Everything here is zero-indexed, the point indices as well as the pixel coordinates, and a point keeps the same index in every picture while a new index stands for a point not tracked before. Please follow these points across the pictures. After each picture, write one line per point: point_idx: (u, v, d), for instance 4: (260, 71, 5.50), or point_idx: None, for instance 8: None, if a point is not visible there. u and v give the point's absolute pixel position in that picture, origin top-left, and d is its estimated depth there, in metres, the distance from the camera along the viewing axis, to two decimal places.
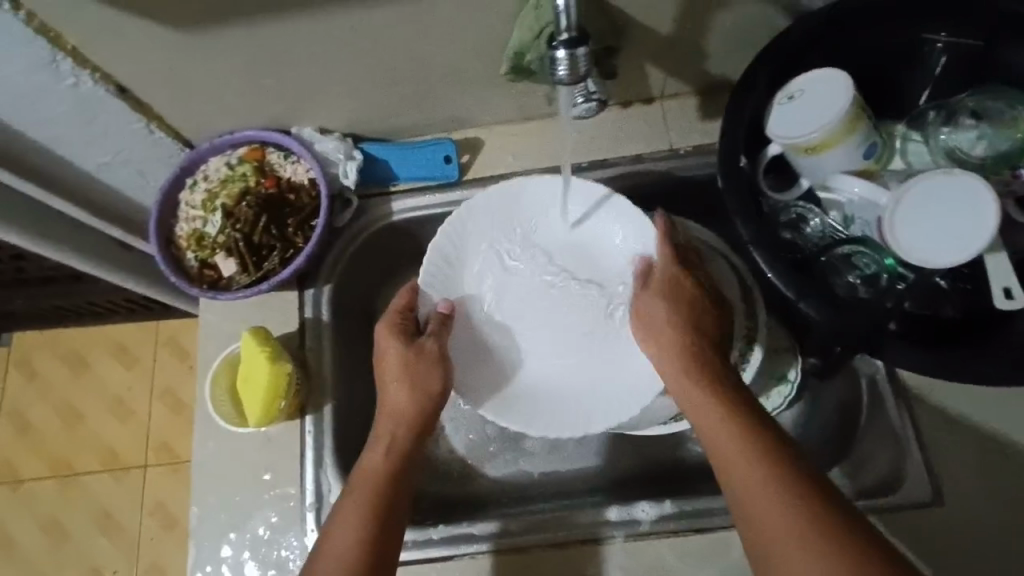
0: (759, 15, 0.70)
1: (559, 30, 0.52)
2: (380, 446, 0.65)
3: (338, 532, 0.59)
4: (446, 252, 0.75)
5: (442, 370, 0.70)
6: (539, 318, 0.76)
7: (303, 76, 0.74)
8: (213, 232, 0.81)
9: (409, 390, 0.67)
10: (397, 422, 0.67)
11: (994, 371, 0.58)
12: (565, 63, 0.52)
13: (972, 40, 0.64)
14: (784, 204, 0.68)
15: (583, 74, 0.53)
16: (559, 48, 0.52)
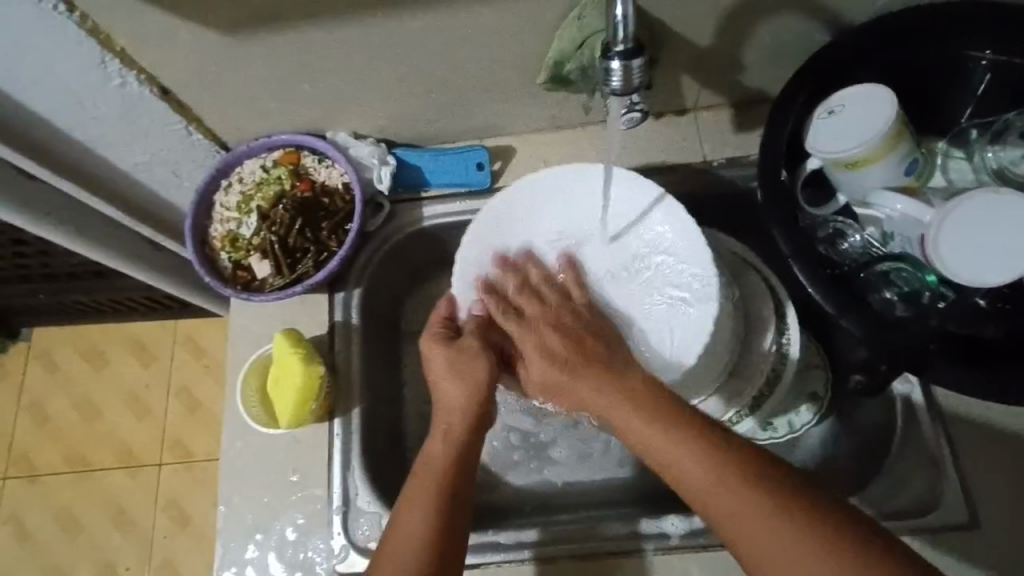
0: (799, 30, 0.70)
1: (615, 41, 0.52)
2: (437, 437, 0.66)
3: (406, 522, 0.60)
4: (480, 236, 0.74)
5: (485, 362, 0.68)
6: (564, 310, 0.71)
7: (342, 81, 0.75)
8: (248, 234, 0.82)
9: (463, 386, 0.67)
10: (450, 413, 0.66)
11: None
12: (619, 75, 0.53)
13: (1017, 60, 0.63)
14: (822, 218, 0.68)
15: (637, 86, 0.54)
16: (613, 59, 0.52)
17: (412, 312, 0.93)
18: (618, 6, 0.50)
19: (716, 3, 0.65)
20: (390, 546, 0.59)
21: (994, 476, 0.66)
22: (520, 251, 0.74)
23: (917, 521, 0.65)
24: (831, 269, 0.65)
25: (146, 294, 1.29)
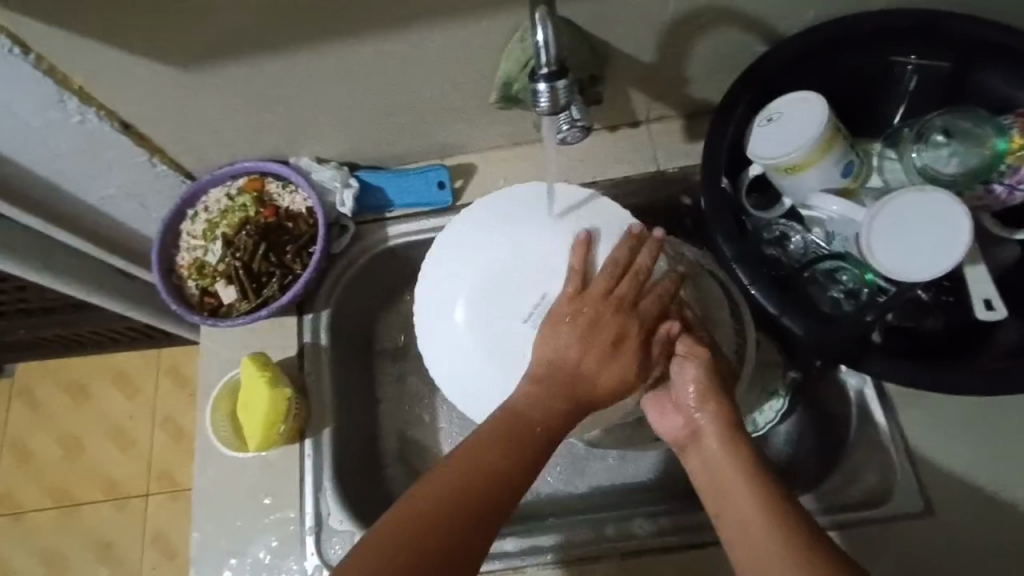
0: (736, 42, 0.73)
1: (539, 64, 0.55)
2: (529, 393, 0.61)
3: (467, 459, 0.58)
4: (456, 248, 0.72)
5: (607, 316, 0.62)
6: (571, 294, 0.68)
7: (299, 109, 0.77)
8: (214, 261, 0.83)
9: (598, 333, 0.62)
10: (555, 368, 0.61)
11: (970, 384, 0.61)
12: (546, 95, 0.55)
13: (940, 62, 0.68)
14: (767, 222, 0.70)
15: (564, 105, 0.56)
16: (540, 81, 0.55)
17: (385, 329, 0.95)
18: (538, 32, 0.54)
19: (653, 21, 0.68)
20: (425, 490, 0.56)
21: (946, 465, 0.68)
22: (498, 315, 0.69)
23: (874, 513, 0.66)
24: (776, 270, 0.68)
25: (123, 324, 1.30)
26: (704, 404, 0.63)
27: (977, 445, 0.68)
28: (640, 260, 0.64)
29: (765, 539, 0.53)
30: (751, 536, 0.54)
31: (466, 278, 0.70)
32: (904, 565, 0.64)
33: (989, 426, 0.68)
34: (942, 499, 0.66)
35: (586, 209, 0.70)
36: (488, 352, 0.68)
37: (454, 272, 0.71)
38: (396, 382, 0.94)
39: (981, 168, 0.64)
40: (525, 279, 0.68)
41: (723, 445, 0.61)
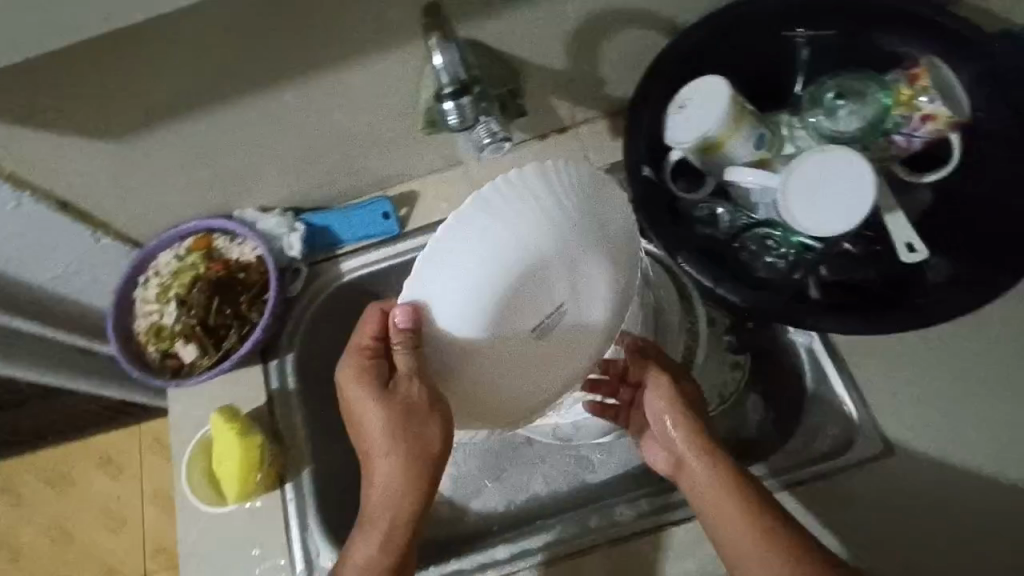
0: (640, 39, 0.77)
1: (443, 86, 0.61)
2: (374, 532, 0.61)
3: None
4: (460, 246, 0.51)
5: (431, 423, 0.57)
6: (577, 300, 0.58)
7: (234, 163, 0.79)
8: (170, 322, 0.83)
9: (404, 448, 0.59)
10: (396, 502, 0.61)
11: (901, 324, 0.65)
12: (453, 113, 0.62)
13: (829, 31, 0.72)
14: (697, 201, 0.73)
15: (470, 119, 0.63)
16: (446, 101, 0.62)
17: None
18: (438, 56, 0.59)
19: (557, 32, 0.72)
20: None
21: (901, 404, 0.70)
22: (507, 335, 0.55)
23: (836, 462, 0.69)
24: (709, 244, 0.70)
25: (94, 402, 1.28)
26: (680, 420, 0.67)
27: (925, 381, 0.71)
28: (547, 306, 0.56)
29: (752, 549, 0.58)
30: (739, 547, 0.58)
31: (475, 287, 0.52)
32: (874, 507, 0.67)
33: (932, 362, 0.72)
34: (902, 438, 0.69)
35: (587, 194, 0.55)
36: (490, 371, 0.56)
37: (471, 257, 0.51)
38: None
39: (879, 121, 0.71)
40: (537, 287, 0.55)
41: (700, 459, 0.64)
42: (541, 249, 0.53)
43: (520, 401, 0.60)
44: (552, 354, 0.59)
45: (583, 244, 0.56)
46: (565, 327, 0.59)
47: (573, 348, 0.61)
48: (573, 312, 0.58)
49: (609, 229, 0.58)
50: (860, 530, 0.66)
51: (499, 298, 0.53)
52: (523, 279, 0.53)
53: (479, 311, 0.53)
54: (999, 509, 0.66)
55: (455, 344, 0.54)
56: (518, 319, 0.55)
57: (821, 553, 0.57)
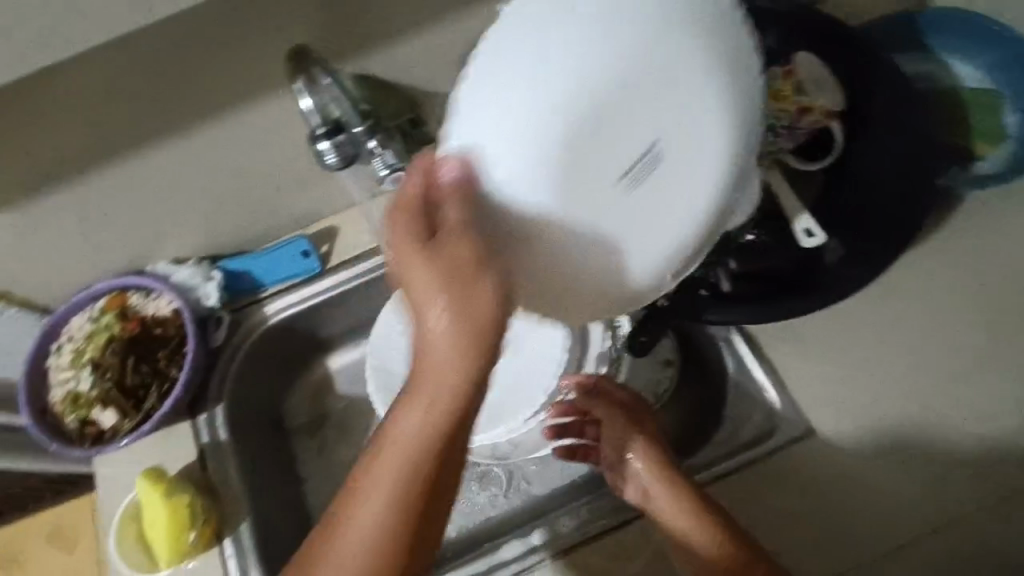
0: None
1: (314, 126, 0.64)
2: (387, 470, 0.47)
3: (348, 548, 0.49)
4: (539, 69, 0.46)
5: (484, 296, 0.43)
6: (670, 130, 0.49)
7: (140, 216, 0.78)
8: (87, 388, 0.80)
9: (452, 323, 0.42)
10: (422, 440, 0.45)
11: (803, 307, 0.72)
12: (330, 150, 0.63)
13: None
14: None
15: (349, 156, 0.64)
16: (319, 141, 0.63)
17: (293, 408, 0.95)
18: (302, 100, 0.62)
19: (448, 58, 0.74)
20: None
21: (821, 383, 0.72)
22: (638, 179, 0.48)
23: (764, 448, 0.70)
24: None
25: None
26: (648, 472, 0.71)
27: (843, 358, 0.73)
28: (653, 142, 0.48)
29: (697, 546, 0.67)
30: (688, 547, 0.67)
31: (531, 119, 0.46)
32: (804, 486, 0.69)
33: (849, 340, 0.74)
34: (824, 415, 0.71)
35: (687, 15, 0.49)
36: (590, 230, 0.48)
37: (521, 94, 0.46)
38: (317, 455, 0.93)
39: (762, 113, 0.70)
40: (620, 114, 0.47)
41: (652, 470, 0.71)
42: (607, 62, 0.46)
43: (644, 263, 0.51)
44: (670, 211, 0.51)
45: (678, 64, 0.48)
46: (659, 179, 0.49)
47: (659, 230, 0.51)
48: (677, 156, 0.50)
49: (715, 65, 0.49)
50: (791, 510, 0.68)
51: (614, 115, 0.47)
52: (608, 100, 0.46)
53: (546, 148, 0.46)
54: (922, 474, 0.68)
55: (514, 200, 0.46)
56: (598, 157, 0.47)
57: (755, 551, 0.65)
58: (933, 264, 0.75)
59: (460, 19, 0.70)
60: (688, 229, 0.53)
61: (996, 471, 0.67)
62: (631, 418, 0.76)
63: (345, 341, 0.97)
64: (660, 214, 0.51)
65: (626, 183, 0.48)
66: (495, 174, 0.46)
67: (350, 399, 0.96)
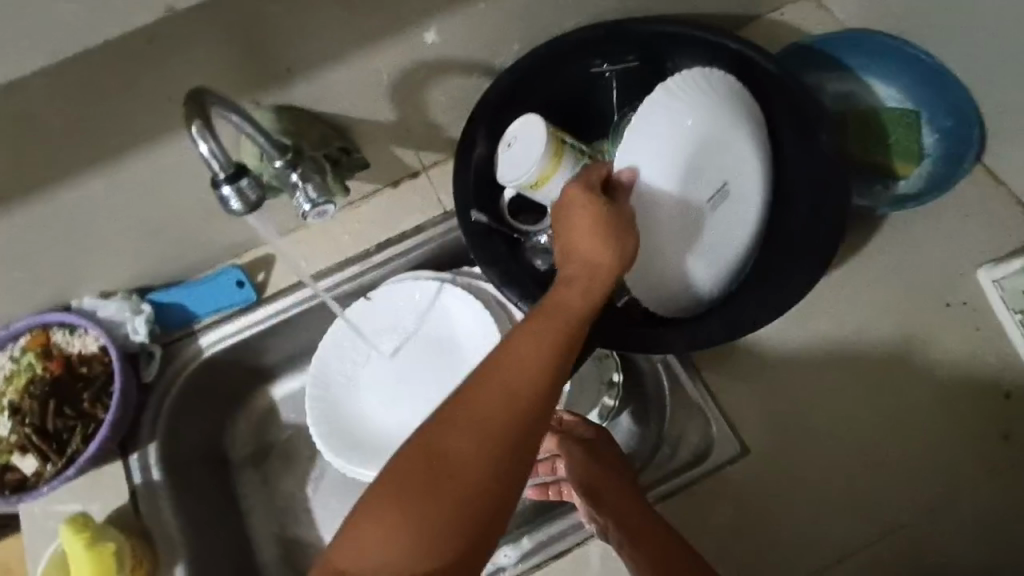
0: (462, 84, 0.79)
1: (215, 172, 0.54)
2: (505, 374, 0.49)
3: (448, 458, 0.46)
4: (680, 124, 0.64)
5: (630, 234, 0.59)
6: (743, 169, 0.68)
7: (58, 254, 0.75)
8: (6, 433, 0.78)
9: (609, 251, 0.57)
10: (550, 352, 0.51)
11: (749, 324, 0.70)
12: (234, 197, 0.55)
13: (629, 60, 0.77)
14: (536, 232, 0.76)
15: (256, 201, 0.56)
16: (223, 185, 0.55)
17: (234, 440, 0.94)
18: (202, 144, 0.54)
19: (375, 88, 0.73)
20: (430, 473, 0.46)
21: (752, 401, 0.74)
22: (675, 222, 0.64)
23: (700, 470, 0.71)
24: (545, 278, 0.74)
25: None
26: (616, 524, 0.66)
27: (772, 377, 0.75)
28: (729, 177, 0.67)
29: None
30: None
31: (674, 157, 0.63)
32: (735, 507, 0.70)
33: (779, 358, 0.75)
34: (755, 436, 0.73)
35: (739, 91, 0.68)
36: (686, 244, 0.66)
37: (651, 140, 0.63)
38: (263, 486, 0.92)
39: None
40: (719, 159, 0.66)
41: (622, 508, 0.67)
42: (704, 129, 0.65)
43: (711, 268, 0.68)
44: (713, 234, 0.67)
45: (745, 122, 0.67)
46: (732, 204, 0.68)
47: (737, 233, 0.69)
48: (725, 191, 0.67)
49: (748, 117, 0.68)
50: (726, 529, 0.70)
51: (678, 200, 0.64)
52: (689, 182, 0.64)
53: (672, 180, 0.63)
54: (847, 490, 0.70)
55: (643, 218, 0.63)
56: (708, 186, 0.65)
57: None
58: (857, 281, 0.77)
59: (382, 50, 0.70)
60: (749, 238, 0.70)
61: (915, 482, 0.70)
62: (599, 465, 0.71)
63: (286, 369, 0.95)
64: (729, 229, 0.68)
65: (716, 203, 0.66)
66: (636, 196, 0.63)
67: (294, 428, 0.95)
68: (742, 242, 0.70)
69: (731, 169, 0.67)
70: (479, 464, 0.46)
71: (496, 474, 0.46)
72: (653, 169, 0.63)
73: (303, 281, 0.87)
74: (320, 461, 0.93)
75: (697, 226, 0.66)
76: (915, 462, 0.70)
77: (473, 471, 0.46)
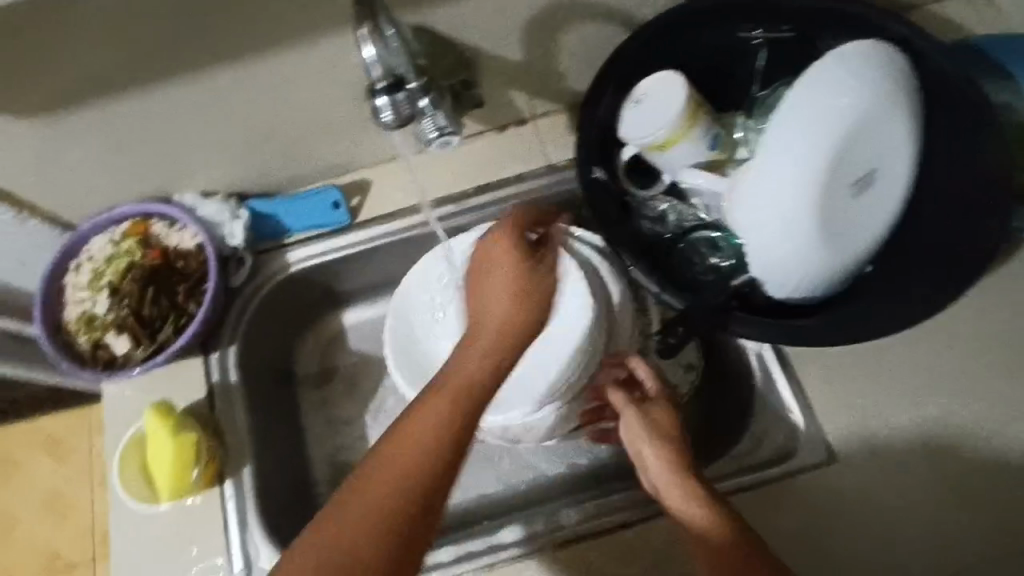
0: (596, 34, 0.75)
1: (373, 81, 0.56)
2: (425, 432, 0.53)
3: (360, 502, 0.51)
4: (839, 103, 0.58)
5: (538, 297, 0.63)
6: (894, 154, 0.62)
7: (172, 145, 0.76)
8: (103, 312, 0.80)
9: (511, 304, 0.61)
10: (452, 413, 0.55)
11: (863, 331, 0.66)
12: (388, 110, 0.57)
13: (786, 33, 0.70)
14: (650, 197, 0.73)
15: (407, 117, 0.58)
16: (378, 96, 0.56)
17: (303, 357, 0.95)
18: (366, 50, 0.55)
19: (510, 22, 0.70)
20: (356, 519, 0.50)
21: (843, 409, 0.71)
22: (819, 205, 0.60)
23: (783, 468, 0.69)
24: (653, 245, 0.71)
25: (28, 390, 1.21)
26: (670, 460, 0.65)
27: (868, 389, 0.72)
28: (879, 162, 0.62)
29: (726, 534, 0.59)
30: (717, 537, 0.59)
31: (826, 138, 0.58)
32: (812, 511, 0.68)
33: (878, 371, 0.72)
34: (842, 443, 0.70)
35: (907, 66, 0.61)
36: (826, 230, 0.61)
37: (803, 121, 0.59)
38: (323, 407, 0.93)
39: None
40: (873, 141, 0.61)
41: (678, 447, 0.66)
42: (863, 109, 0.59)
43: (846, 255, 0.64)
44: (852, 221, 0.63)
45: (909, 102, 0.61)
46: (876, 190, 0.63)
47: (878, 221, 0.64)
48: (872, 176, 0.62)
49: (913, 97, 0.61)
50: (800, 532, 0.67)
51: (823, 178, 0.59)
52: (839, 160, 0.59)
53: (822, 162, 0.58)
54: (937, 515, 0.67)
55: (783, 199, 0.59)
56: (855, 171, 0.61)
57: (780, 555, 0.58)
58: (973, 302, 0.74)
59: None
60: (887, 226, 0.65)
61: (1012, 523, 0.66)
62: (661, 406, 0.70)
63: (362, 297, 0.96)
64: (870, 217, 0.63)
65: (860, 189, 0.62)
66: (778, 178, 0.59)
67: (362, 355, 0.95)
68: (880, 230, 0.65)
69: (887, 154, 0.62)
70: (383, 511, 0.51)
71: (396, 523, 0.51)
72: (801, 149, 0.58)
73: (398, 212, 0.86)
74: (382, 391, 0.93)
75: (838, 212, 0.61)
76: (1020, 499, 0.66)
77: (378, 515, 0.51)
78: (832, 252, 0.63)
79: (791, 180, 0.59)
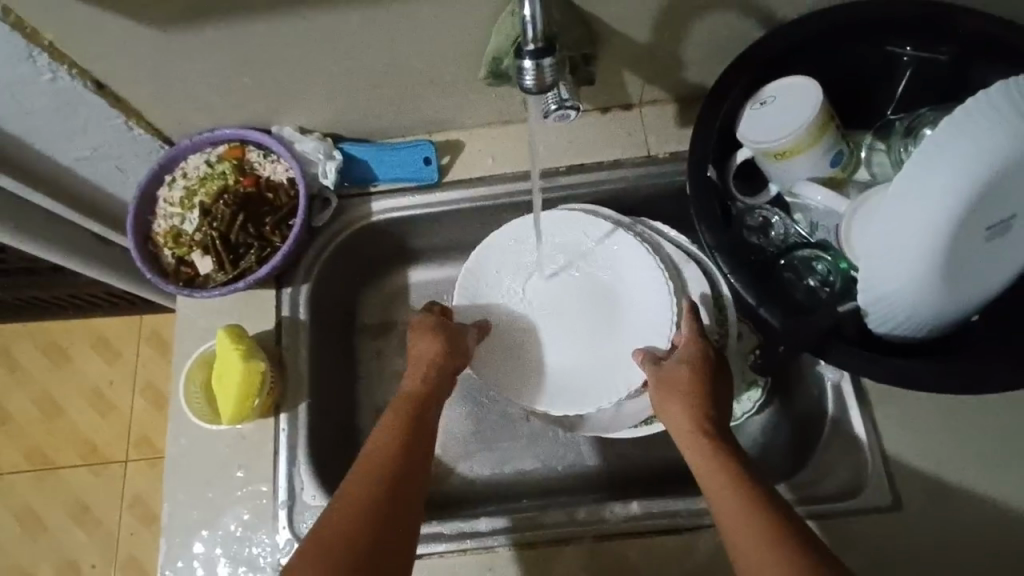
0: (730, 27, 0.72)
1: (526, 40, 0.57)
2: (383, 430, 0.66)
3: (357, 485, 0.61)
4: (1002, 138, 0.53)
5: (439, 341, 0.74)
6: None
7: (282, 77, 0.75)
8: (190, 230, 0.81)
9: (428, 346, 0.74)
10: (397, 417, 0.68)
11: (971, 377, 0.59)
12: (531, 72, 0.57)
13: (938, 55, 0.67)
14: (755, 207, 0.70)
15: (548, 82, 0.58)
16: (526, 58, 0.57)
17: (365, 305, 0.96)
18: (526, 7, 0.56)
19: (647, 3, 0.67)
20: (354, 503, 0.59)
21: (919, 460, 0.68)
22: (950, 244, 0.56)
23: (844, 505, 0.67)
24: (756, 256, 0.68)
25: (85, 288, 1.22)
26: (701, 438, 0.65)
27: (950, 444, 0.68)
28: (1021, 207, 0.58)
29: (742, 516, 0.57)
30: (733, 520, 0.57)
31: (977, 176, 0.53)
32: (869, 558, 0.65)
33: (964, 426, 0.69)
34: (912, 494, 0.67)
35: None
36: (950, 270, 0.58)
37: (958, 153, 0.53)
38: (376, 358, 0.94)
39: None
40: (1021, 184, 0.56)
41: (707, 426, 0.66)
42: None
43: (963, 299, 0.60)
44: (977, 264, 0.59)
45: None
46: (1007, 235, 0.59)
47: (999, 268, 0.61)
48: (1008, 221, 0.58)
49: None
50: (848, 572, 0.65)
51: (962, 220, 0.55)
52: (982, 200, 0.55)
53: (967, 201, 0.54)
54: None
55: (915, 234, 0.56)
56: (995, 213, 0.57)
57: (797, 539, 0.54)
58: None
59: None
60: (1007, 275, 0.62)
61: None
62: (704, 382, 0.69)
63: (430, 257, 0.95)
64: (993, 262, 0.60)
65: (994, 232, 0.58)
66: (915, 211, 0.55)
67: None
68: (1000, 277, 0.61)
69: None
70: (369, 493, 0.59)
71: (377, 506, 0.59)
72: (949, 183, 0.54)
73: (487, 178, 0.85)
74: None
75: (965, 255, 0.58)
76: None
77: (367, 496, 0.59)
78: (950, 295, 0.59)
79: (930, 214, 0.55)
